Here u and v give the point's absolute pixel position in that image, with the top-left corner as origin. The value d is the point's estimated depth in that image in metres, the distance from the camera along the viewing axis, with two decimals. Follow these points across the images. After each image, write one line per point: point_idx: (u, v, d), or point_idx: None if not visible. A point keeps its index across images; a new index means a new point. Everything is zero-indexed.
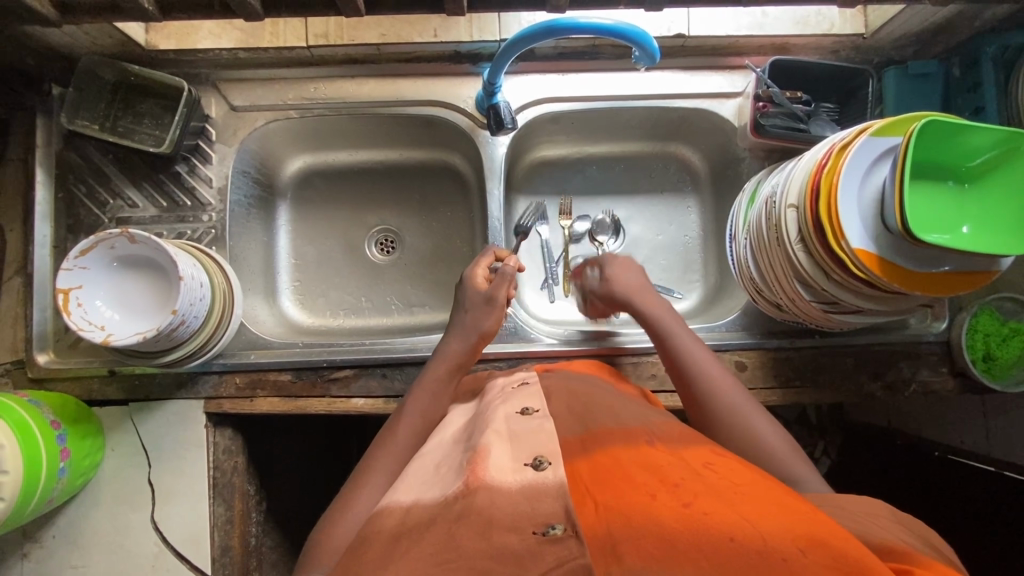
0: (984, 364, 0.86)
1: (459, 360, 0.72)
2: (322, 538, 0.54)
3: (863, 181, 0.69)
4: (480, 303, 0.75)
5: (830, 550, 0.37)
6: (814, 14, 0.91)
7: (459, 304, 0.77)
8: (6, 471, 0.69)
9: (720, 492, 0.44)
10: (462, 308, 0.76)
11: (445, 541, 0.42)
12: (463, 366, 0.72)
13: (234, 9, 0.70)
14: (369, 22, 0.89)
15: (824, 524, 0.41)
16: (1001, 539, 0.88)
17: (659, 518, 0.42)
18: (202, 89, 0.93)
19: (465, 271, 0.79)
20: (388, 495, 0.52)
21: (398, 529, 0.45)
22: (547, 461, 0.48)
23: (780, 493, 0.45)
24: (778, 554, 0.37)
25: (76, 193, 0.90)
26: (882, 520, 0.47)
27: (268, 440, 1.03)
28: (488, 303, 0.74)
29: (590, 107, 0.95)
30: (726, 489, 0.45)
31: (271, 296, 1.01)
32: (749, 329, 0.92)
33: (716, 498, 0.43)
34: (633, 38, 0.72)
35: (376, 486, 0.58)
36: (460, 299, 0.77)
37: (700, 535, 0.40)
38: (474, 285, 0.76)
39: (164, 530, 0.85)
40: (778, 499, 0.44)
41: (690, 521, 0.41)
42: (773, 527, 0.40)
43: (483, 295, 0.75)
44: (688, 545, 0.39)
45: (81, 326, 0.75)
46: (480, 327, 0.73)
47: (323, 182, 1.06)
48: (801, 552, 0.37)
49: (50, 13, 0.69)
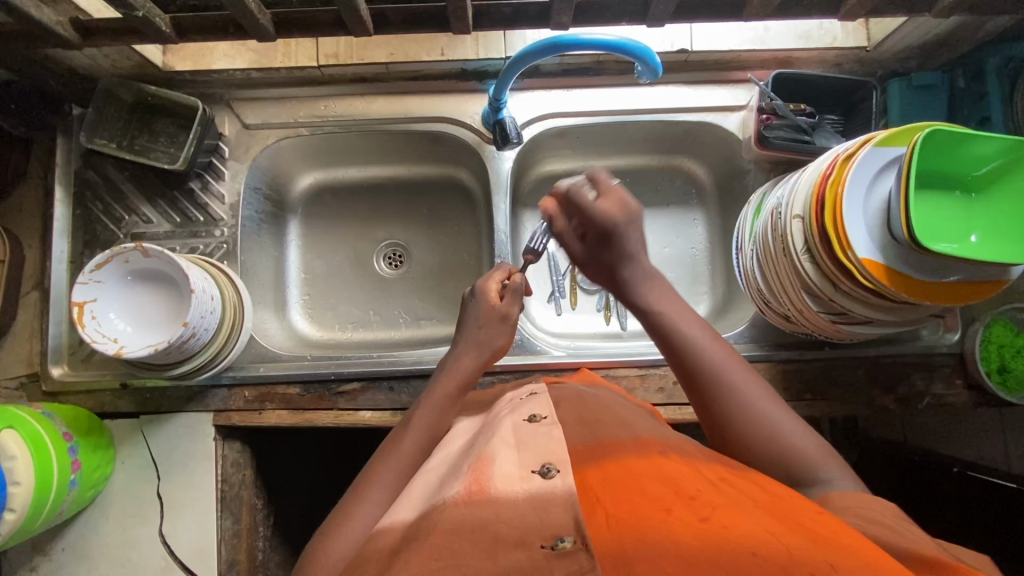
0: (999, 377, 0.84)
1: (464, 382, 0.70)
2: (323, 547, 0.55)
3: (868, 192, 0.69)
4: (496, 319, 0.73)
5: (858, 566, 0.36)
6: (816, 28, 0.91)
7: (467, 321, 0.74)
8: (17, 482, 0.70)
9: (740, 506, 0.43)
10: (474, 323, 0.73)
11: (449, 556, 0.42)
12: (467, 387, 0.71)
13: (248, 30, 0.73)
14: (378, 42, 0.91)
15: (852, 538, 0.40)
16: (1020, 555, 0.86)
17: (677, 534, 0.41)
18: (216, 108, 0.95)
19: (478, 283, 0.76)
20: (394, 509, 0.52)
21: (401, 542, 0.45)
22: (555, 469, 0.47)
23: (805, 508, 0.44)
24: (802, 569, 0.36)
25: (93, 210, 0.93)
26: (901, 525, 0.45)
27: (275, 454, 1.03)
28: (504, 320, 0.73)
29: (595, 121, 0.96)
30: (746, 502, 0.44)
31: (281, 309, 1.02)
32: (758, 341, 0.92)
33: (734, 512, 0.42)
34: (636, 54, 0.73)
35: (382, 495, 0.58)
36: (470, 317, 0.74)
37: (719, 550, 0.39)
38: (489, 301, 0.74)
39: (172, 544, 0.86)
40: (803, 515, 0.43)
41: (708, 536, 0.40)
42: (794, 541, 0.39)
43: (498, 313, 0.74)
44: (707, 562, 0.38)
45: (95, 338, 0.76)
46: (494, 345, 0.73)
47: (332, 198, 1.08)
48: (831, 567, 0.36)
49: (71, 37, 0.72)
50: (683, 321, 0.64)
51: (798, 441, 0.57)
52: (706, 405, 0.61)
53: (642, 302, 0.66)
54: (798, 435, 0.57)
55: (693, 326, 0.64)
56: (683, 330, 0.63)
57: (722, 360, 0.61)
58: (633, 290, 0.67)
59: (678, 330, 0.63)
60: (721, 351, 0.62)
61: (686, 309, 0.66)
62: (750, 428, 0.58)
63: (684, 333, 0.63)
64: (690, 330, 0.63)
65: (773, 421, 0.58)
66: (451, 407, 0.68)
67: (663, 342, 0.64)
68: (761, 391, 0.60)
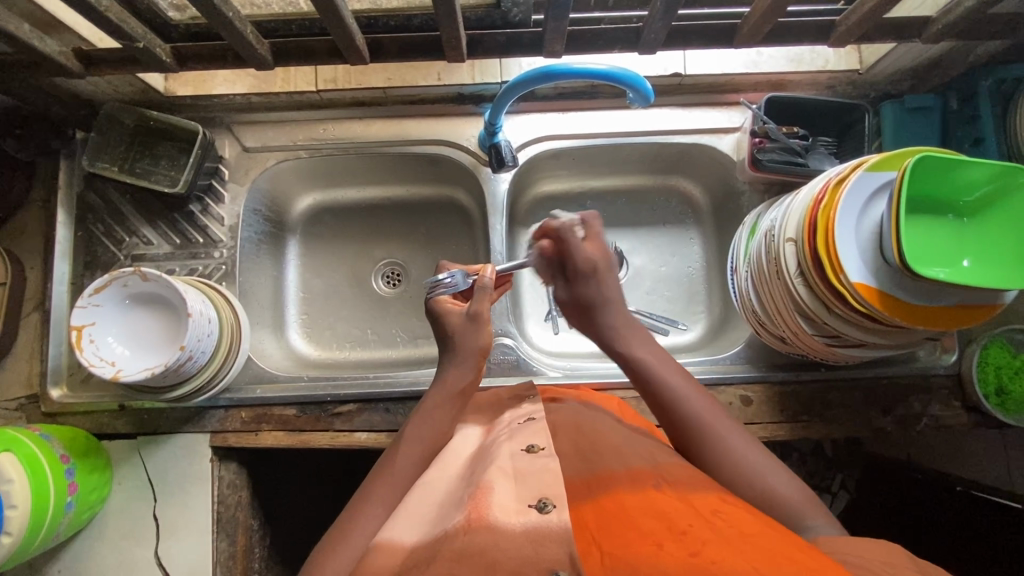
0: (997, 399, 0.84)
1: (463, 385, 0.69)
2: (325, 557, 0.55)
3: (861, 216, 0.69)
4: (466, 322, 0.71)
5: None
6: (808, 52, 0.93)
7: (442, 333, 0.73)
8: (15, 505, 0.70)
9: (732, 541, 0.43)
10: (446, 336, 0.72)
11: None
12: (467, 390, 0.70)
13: (246, 59, 0.74)
14: (376, 68, 0.93)
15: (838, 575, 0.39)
16: None
17: (668, 570, 0.40)
18: (216, 132, 0.97)
19: (430, 300, 0.74)
20: (392, 525, 0.52)
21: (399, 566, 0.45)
22: (552, 504, 0.47)
23: (794, 541, 0.44)
24: None
25: (94, 232, 0.94)
26: (904, 560, 0.44)
27: (272, 474, 1.03)
28: (473, 320, 0.70)
29: (589, 144, 0.97)
30: (737, 537, 0.43)
31: (280, 329, 1.03)
32: (753, 361, 0.92)
33: (725, 546, 0.42)
34: (627, 82, 0.74)
35: (385, 508, 0.59)
36: (441, 331, 0.72)
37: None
38: (448, 313, 0.72)
39: (167, 565, 0.86)
40: (793, 550, 0.42)
41: (698, 572, 0.40)
42: None
43: (466, 314, 0.71)
44: None
45: (93, 363, 0.76)
46: (472, 346, 0.70)
47: (331, 218, 1.09)
48: None
49: (73, 66, 0.74)
50: (660, 365, 0.65)
51: (781, 487, 0.57)
52: (689, 449, 0.61)
53: (624, 348, 0.67)
54: (782, 483, 0.57)
55: (672, 374, 0.64)
56: (664, 380, 0.64)
57: (703, 409, 0.62)
58: (611, 336, 0.68)
59: (656, 378, 0.64)
60: (701, 399, 0.63)
61: (664, 356, 0.67)
62: (736, 475, 0.58)
63: (665, 383, 0.63)
64: (666, 375, 0.64)
65: (762, 471, 0.58)
66: (453, 415, 0.68)
67: (644, 390, 0.65)
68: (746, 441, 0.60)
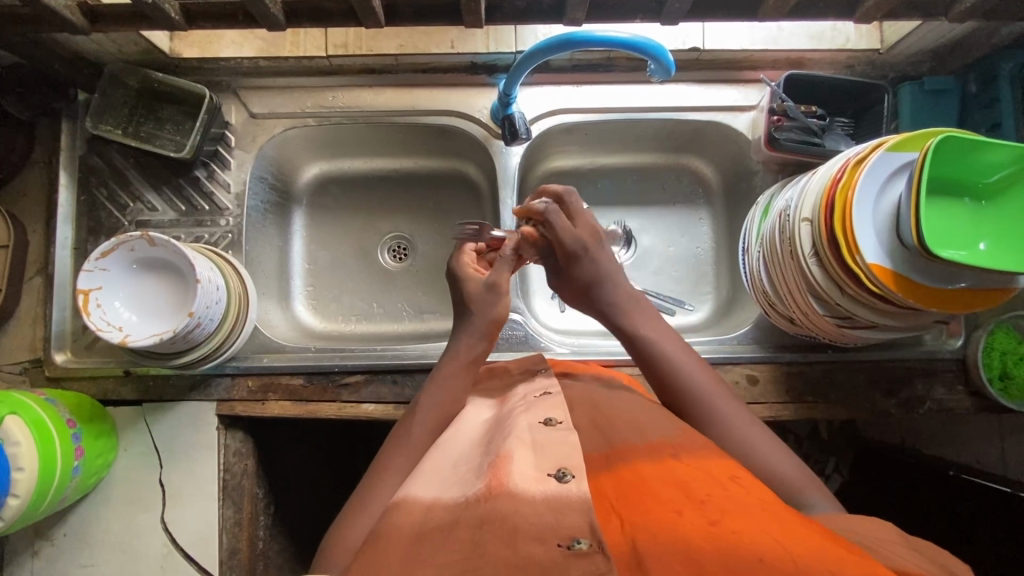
0: (1001, 383, 0.85)
1: (474, 355, 0.69)
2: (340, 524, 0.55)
3: (878, 196, 0.68)
4: (483, 292, 0.71)
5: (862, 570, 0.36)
6: (829, 29, 0.91)
7: (457, 301, 0.73)
8: (22, 467, 0.70)
9: (750, 509, 0.43)
10: (463, 300, 0.72)
11: (471, 547, 0.42)
12: (479, 360, 0.69)
13: (257, 18, 0.72)
14: (388, 33, 0.91)
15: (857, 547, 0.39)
16: (1002, 554, 0.87)
17: (688, 537, 0.40)
18: (223, 96, 0.95)
19: (452, 262, 0.76)
20: (408, 483, 0.52)
21: (421, 528, 0.45)
22: (570, 474, 0.47)
23: (811, 514, 0.44)
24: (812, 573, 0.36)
25: (97, 196, 0.92)
26: (914, 539, 0.44)
27: (277, 444, 1.03)
28: (492, 290, 0.70)
29: (602, 118, 0.95)
30: (755, 508, 0.43)
31: (285, 301, 1.02)
32: (761, 342, 0.92)
33: (745, 517, 0.42)
34: (650, 52, 0.72)
35: (399, 478, 0.59)
36: (458, 294, 0.73)
37: (726, 551, 0.39)
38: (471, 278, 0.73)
39: (173, 531, 0.86)
40: (810, 522, 0.42)
41: (719, 539, 0.40)
42: (801, 545, 0.38)
43: (485, 283, 0.71)
44: (714, 563, 0.38)
45: (100, 327, 0.76)
46: (487, 317, 0.69)
47: (337, 189, 1.07)
48: (838, 568, 0.36)
49: (79, 21, 0.72)
50: (660, 337, 0.65)
51: (778, 464, 0.57)
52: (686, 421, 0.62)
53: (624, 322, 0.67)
54: (780, 459, 0.57)
55: (679, 351, 0.64)
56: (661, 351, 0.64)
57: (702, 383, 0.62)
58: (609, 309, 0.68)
59: (658, 350, 0.64)
60: (703, 372, 0.63)
61: (667, 330, 0.67)
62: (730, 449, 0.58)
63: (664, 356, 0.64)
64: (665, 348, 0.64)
65: (757, 448, 0.58)
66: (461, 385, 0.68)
67: (641, 361, 0.65)
68: (744, 417, 0.60)
